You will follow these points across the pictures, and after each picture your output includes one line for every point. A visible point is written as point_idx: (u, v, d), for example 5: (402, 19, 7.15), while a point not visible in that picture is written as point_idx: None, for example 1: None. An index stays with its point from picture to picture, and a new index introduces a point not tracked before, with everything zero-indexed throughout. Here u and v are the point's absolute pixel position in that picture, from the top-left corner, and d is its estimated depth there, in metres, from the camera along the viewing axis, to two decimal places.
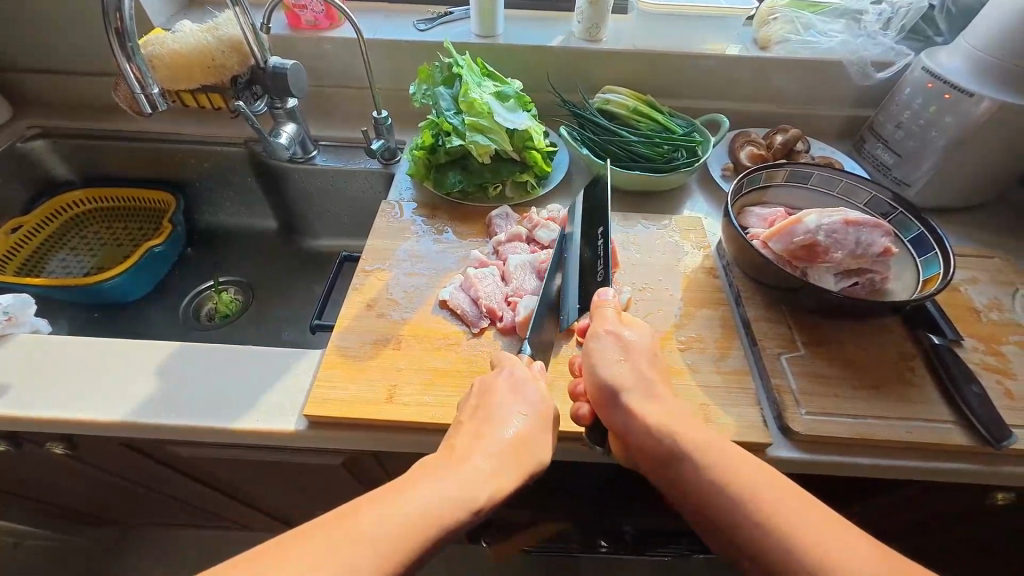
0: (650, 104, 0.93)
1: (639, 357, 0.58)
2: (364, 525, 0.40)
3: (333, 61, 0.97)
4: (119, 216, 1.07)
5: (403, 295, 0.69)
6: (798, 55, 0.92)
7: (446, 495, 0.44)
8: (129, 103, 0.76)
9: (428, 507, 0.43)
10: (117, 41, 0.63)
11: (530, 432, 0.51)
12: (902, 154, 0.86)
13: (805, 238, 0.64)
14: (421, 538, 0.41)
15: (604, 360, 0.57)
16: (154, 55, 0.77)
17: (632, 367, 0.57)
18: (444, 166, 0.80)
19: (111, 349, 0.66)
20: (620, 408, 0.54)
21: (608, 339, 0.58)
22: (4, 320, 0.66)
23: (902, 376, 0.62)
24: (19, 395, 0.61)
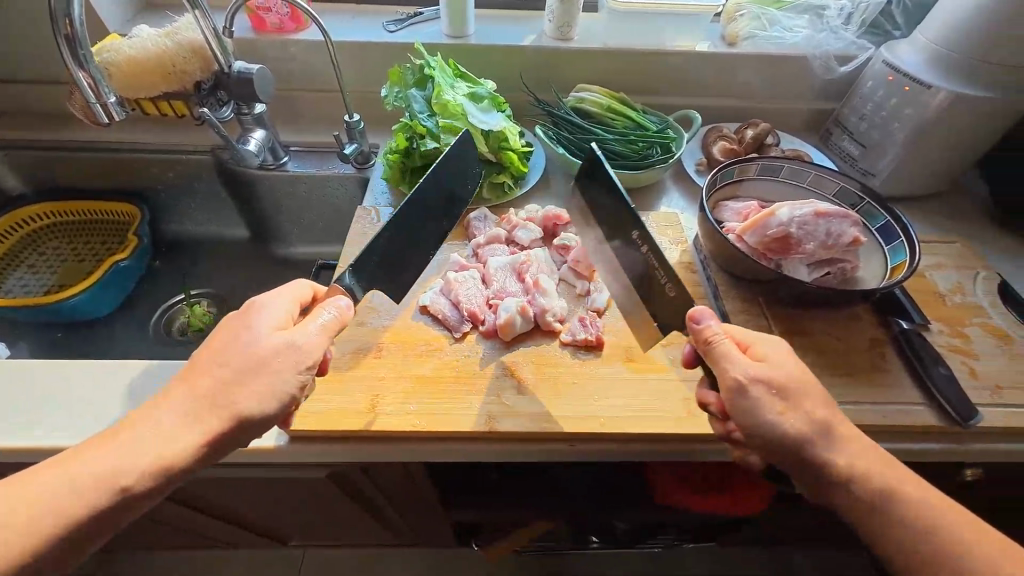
0: (623, 102, 0.94)
1: (800, 397, 0.49)
2: (35, 490, 0.43)
3: (301, 65, 0.95)
4: (82, 230, 1.02)
5: (383, 301, 0.67)
6: (765, 50, 0.94)
7: (133, 458, 0.44)
8: (85, 112, 0.73)
9: (97, 477, 0.43)
10: (68, 47, 0.60)
11: (249, 385, 0.48)
12: (867, 146, 0.89)
13: (777, 231, 0.65)
14: (93, 503, 0.43)
15: (769, 410, 0.48)
16: (110, 62, 0.74)
17: (801, 414, 0.48)
18: (419, 169, 0.79)
19: (75, 371, 0.63)
20: (804, 462, 0.48)
21: (756, 384, 0.48)
22: None
23: (874, 362, 0.63)
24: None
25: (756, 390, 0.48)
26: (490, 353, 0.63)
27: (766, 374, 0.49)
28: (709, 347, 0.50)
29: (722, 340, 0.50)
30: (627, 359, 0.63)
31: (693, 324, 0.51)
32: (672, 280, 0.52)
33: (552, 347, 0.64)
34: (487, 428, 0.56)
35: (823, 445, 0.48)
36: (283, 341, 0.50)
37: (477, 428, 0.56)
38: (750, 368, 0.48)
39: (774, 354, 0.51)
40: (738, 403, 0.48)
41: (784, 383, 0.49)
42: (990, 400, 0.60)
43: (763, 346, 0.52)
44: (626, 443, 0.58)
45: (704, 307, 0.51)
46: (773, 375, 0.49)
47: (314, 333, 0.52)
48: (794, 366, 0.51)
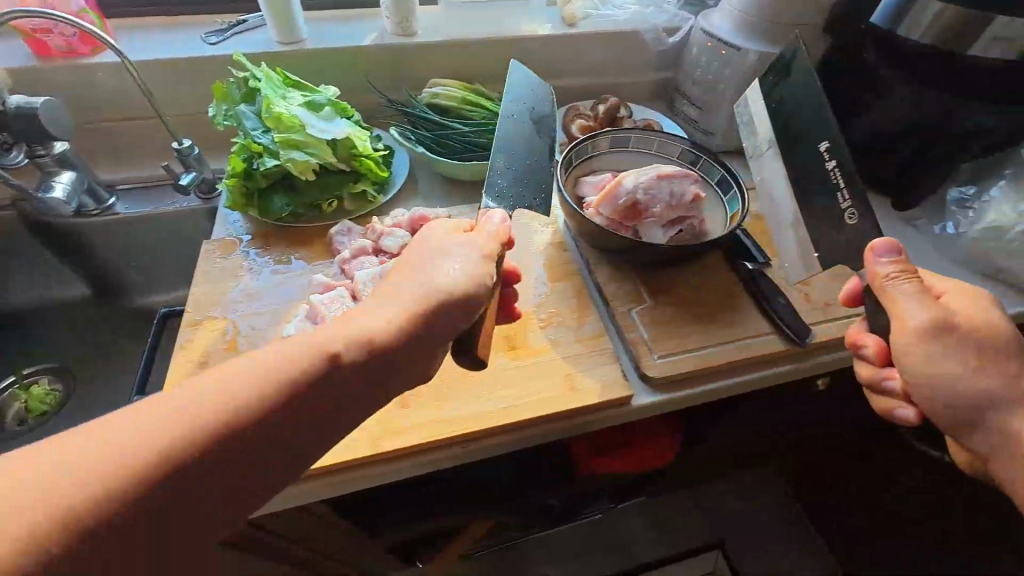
0: (477, 93, 0.93)
1: (990, 353, 0.51)
2: (132, 427, 0.35)
3: (109, 91, 0.83)
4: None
5: (243, 340, 0.62)
6: (602, 28, 0.98)
7: (250, 383, 0.38)
8: None
9: (214, 407, 0.37)
10: None
11: (433, 282, 0.47)
12: (703, 108, 0.97)
13: (627, 199, 0.69)
14: (210, 436, 0.36)
15: (934, 363, 0.51)
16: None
17: (993, 372, 0.51)
18: (266, 191, 0.73)
19: None
20: (970, 413, 0.52)
21: (937, 336, 0.50)
22: None
23: (730, 304, 0.70)
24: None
25: (917, 341, 0.51)
26: None
27: (925, 322, 0.50)
28: (884, 288, 0.53)
29: (894, 281, 0.52)
30: (509, 348, 0.63)
31: (872, 257, 0.53)
32: (858, 203, 0.57)
33: None
34: (375, 451, 0.54)
35: (1005, 402, 0.51)
36: (463, 242, 0.51)
37: (364, 454, 0.54)
38: (926, 316, 0.50)
39: (961, 300, 0.54)
40: (905, 351, 0.51)
41: (968, 336, 0.51)
42: (824, 317, 0.69)
43: (954, 295, 0.55)
44: (518, 431, 0.59)
45: (886, 242, 0.53)
46: (964, 327, 0.51)
47: (489, 238, 0.52)
48: (983, 315, 0.53)
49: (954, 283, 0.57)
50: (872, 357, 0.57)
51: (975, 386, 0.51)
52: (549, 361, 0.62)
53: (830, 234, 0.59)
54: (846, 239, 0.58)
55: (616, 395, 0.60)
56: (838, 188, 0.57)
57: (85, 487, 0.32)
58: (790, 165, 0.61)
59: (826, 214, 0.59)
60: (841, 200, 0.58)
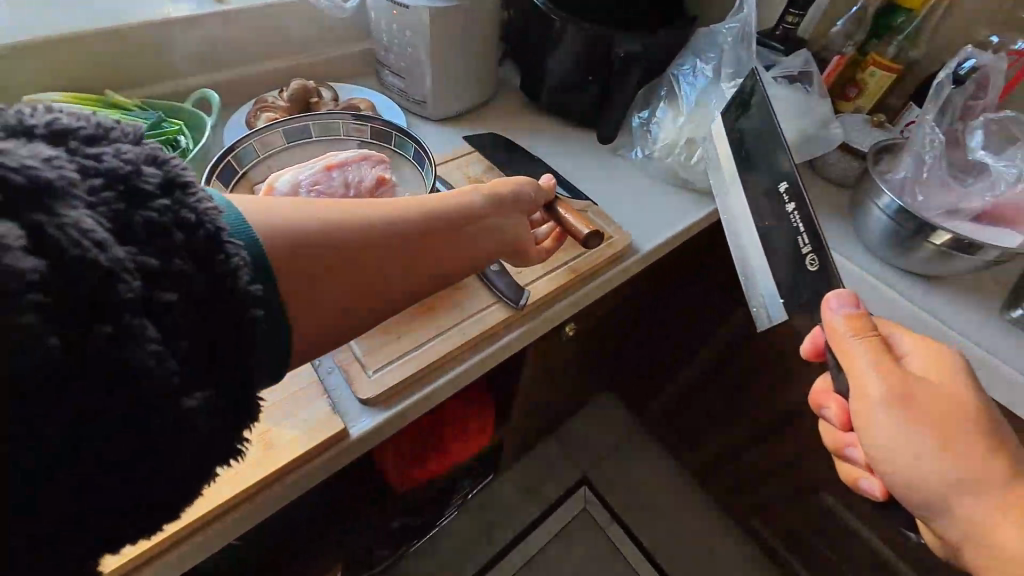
0: (103, 104, 0.72)
1: (957, 429, 0.45)
2: (273, 214, 0.36)
3: None
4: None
5: None
6: (260, 1, 0.83)
7: (333, 215, 0.39)
8: None
9: (272, 215, 0.36)
10: None
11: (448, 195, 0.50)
12: (406, 77, 0.89)
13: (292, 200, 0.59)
14: (269, 243, 0.35)
15: (891, 442, 0.45)
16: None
17: (965, 453, 0.44)
18: None
19: None
20: (933, 499, 0.45)
21: (894, 409, 0.45)
22: None
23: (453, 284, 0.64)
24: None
25: (883, 428, 0.45)
26: None
27: (886, 403, 0.45)
28: (843, 351, 0.48)
29: (849, 340, 0.48)
30: None
31: (827, 312, 0.49)
32: (819, 250, 0.52)
33: None
34: None
35: (971, 486, 0.43)
36: (513, 181, 0.59)
37: None
38: (885, 386, 0.45)
39: (931, 366, 0.48)
40: (857, 417, 0.47)
41: (927, 404, 0.45)
42: (543, 271, 0.68)
43: (921, 357, 0.49)
44: (200, 531, 0.46)
45: (840, 294, 0.49)
46: (923, 392, 0.46)
47: (521, 182, 0.61)
48: (952, 382, 0.47)
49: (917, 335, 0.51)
50: (834, 420, 0.54)
51: (939, 468, 0.44)
52: None
53: (796, 284, 0.54)
54: (813, 285, 0.53)
55: (321, 439, 0.51)
56: (797, 232, 0.54)
57: (245, 208, 0.35)
58: (754, 207, 0.59)
59: (795, 263, 0.55)
60: (802, 245, 0.53)
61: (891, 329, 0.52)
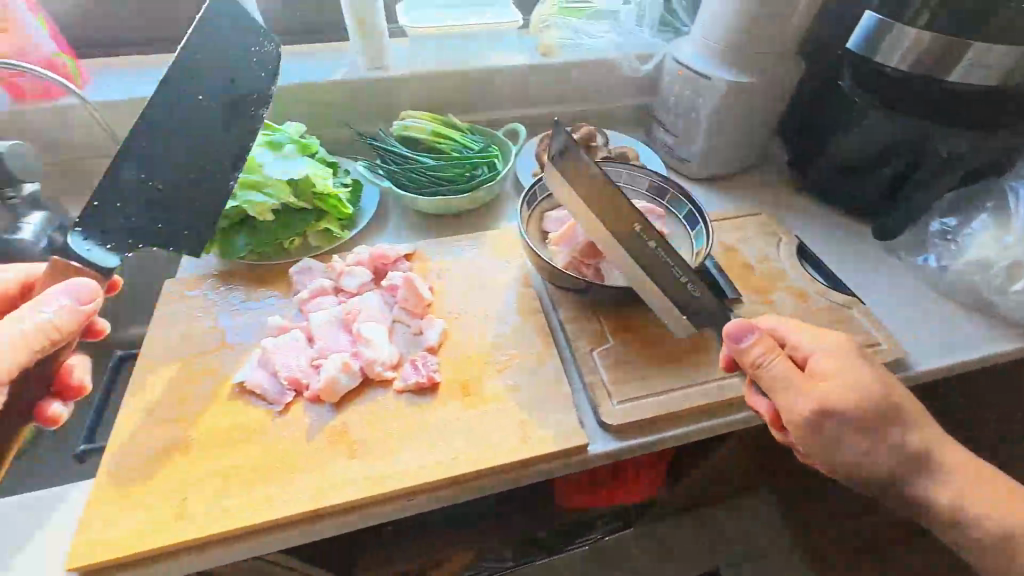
0: (448, 125, 0.93)
1: (907, 400, 0.54)
2: None
3: (82, 133, 0.85)
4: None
5: (193, 387, 0.61)
6: (576, 57, 0.98)
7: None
8: None
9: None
10: None
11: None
12: (678, 136, 0.95)
13: (584, 238, 0.68)
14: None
15: (862, 435, 0.53)
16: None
17: (916, 426, 0.54)
18: (227, 230, 0.73)
19: None
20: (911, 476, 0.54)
21: (848, 408, 0.52)
22: None
23: (701, 343, 0.67)
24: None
25: (827, 419, 0.52)
26: (313, 420, 0.58)
27: (817, 391, 0.52)
28: (756, 370, 0.55)
29: (763, 362, 0.54)
30: (464, 394, 0.61)
31: (733, 340, 0.55)
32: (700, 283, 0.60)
33: (382, 398, 0.60)
34: (314, 506, 0.52)
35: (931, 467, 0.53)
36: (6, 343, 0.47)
37: (299, 510, 0.52)
38: (809, 397, 0.52)
39: (842, 358, 0.54)
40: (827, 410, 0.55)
41: (837, 404, 0.52)
42: None
43: (820, 358, 0.54)
44: (466, 483, 0.56)
45: (737, 324, 0.55)
46: (827, 399, 0.52)
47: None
48: (873, 369, 0.54)
49: (808, 330, 0.57)
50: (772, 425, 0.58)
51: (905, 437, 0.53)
52: (503, 408, 0.60)
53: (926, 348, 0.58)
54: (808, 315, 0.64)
55: (570, 444, 0.57)
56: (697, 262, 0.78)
57: None
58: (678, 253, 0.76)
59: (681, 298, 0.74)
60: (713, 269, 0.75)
61: (799, 337, 0.56)
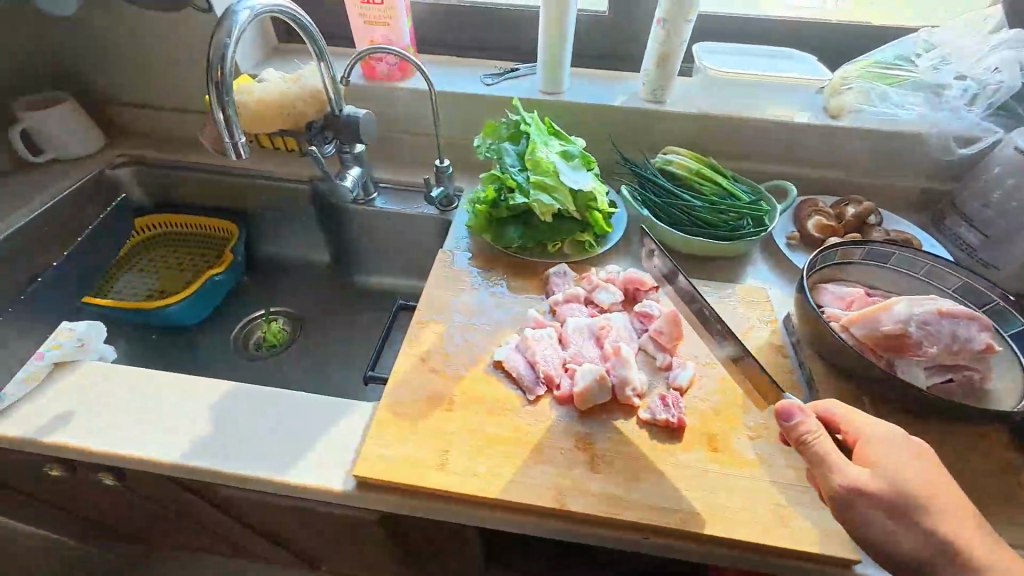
0: (713, 168, 0.91)
1: (920, 516, 0.46)
2: None
3: (400, 110, 1.01)
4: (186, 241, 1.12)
5: (456, 349, 0.68)
6: (873, 126, 0.90)
7: None
8: (215, 142, 0.88)
9: None
10: (216, 92, 0.60)
11: None
12: (990, 236, 0.81)
13: (893, 328, 0.59)
14: None
15: (883, 531, 0.46)
16: (242, 102, 0.83)
17: (929, 539, 0.46)
18: (505, 220, 0.80)
19: (154, 381, 0.65)
20: None
21: (864, 498, 0.46)
22: (78, 345, 0.67)
23: (1003, 489, 0.56)
24: (78, 428, 0.60)
25: (863, 500, 0.46)
26: (561, 421, 0.60)
27: (854, 475, 0.47)
28: (805, 447, 0.48)
29: (816, 441, 0.48)
30: (712, 449, 0.58)
31: (781, 419, 0.49)
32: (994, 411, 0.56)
33: (628, 423, 0.60)
34: (558, 505, 0.53)
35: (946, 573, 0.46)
36: None
37: (545, 503, 0.53)
38: (849, 478, 0.47)
39: (889, 446, 0.49)
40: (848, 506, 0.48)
41: (891, 495, 0.46)
42: None
43: (868, 444, 0.49)
44: (706, 544, 0.52)
45: (787, 403, 0.49)
46: (877, 492, 0.46)
47: None
48: (926, 469, 0.49)
49: (870, 419, 0.51)
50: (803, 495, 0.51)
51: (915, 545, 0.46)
52: (755, 480, 0.55)
53: None
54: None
55: (837, 552, 0.50)
56: None
57: None
58: None
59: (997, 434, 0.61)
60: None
61: (852, 423, 0.51)
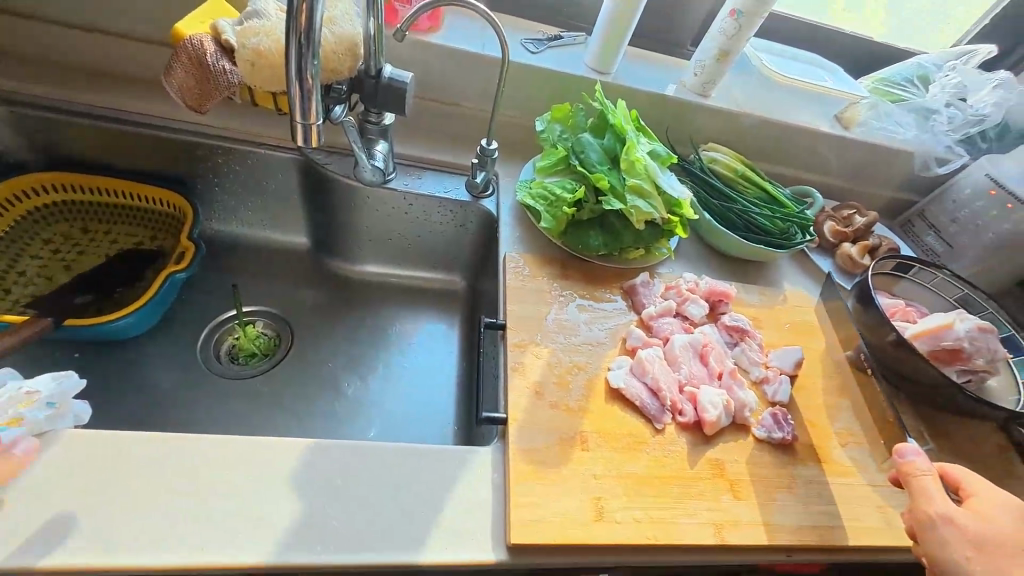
0: (753, 170, 0.93)
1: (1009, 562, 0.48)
2: None
3: (425, 70, 0.84)
4: (112, 220, 0.83)
5: (569, 374, 0.61)
6: (874, 140, 1.00)
7: None
8: (187, 92, 0.62)
9: None
10: (296, 48, 0.42)
11: None
12: (953, 246, 0.98)
13: (953, 343, 0.67)
14: None
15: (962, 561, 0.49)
16: (260, 48, 0.59)
17: None
18: (584, 223, 0.72)
19: (193, 448, 0.48)
20: None
21: (948, 526, 0.51)
22: (52, 411, 0.48)
23: (1006, 467, 0.70)
24: (91, 537, 0.42)
25: (952, 530, 0.51)
26: (692, 448, 0.59)
27: (947, 507, 0.52)
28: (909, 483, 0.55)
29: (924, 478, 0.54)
30: (819, 460, 0.63)
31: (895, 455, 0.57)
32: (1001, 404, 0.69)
33: (748, 444, 0.61)
34: (719, 540, 0.53)
35: None
36: None
37: (710, 540, 0.52)
38: (947, 509, 0.52)
39: (997, 505, 0.52)
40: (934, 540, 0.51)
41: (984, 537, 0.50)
42: None
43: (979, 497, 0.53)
44: (835, 552, 0.57)
45: (907, 443, 0.57)
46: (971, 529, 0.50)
47: None
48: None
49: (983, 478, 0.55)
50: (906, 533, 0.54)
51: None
52: (859, 485, 0.62)
53: None
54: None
55: None
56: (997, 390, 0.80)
57: None
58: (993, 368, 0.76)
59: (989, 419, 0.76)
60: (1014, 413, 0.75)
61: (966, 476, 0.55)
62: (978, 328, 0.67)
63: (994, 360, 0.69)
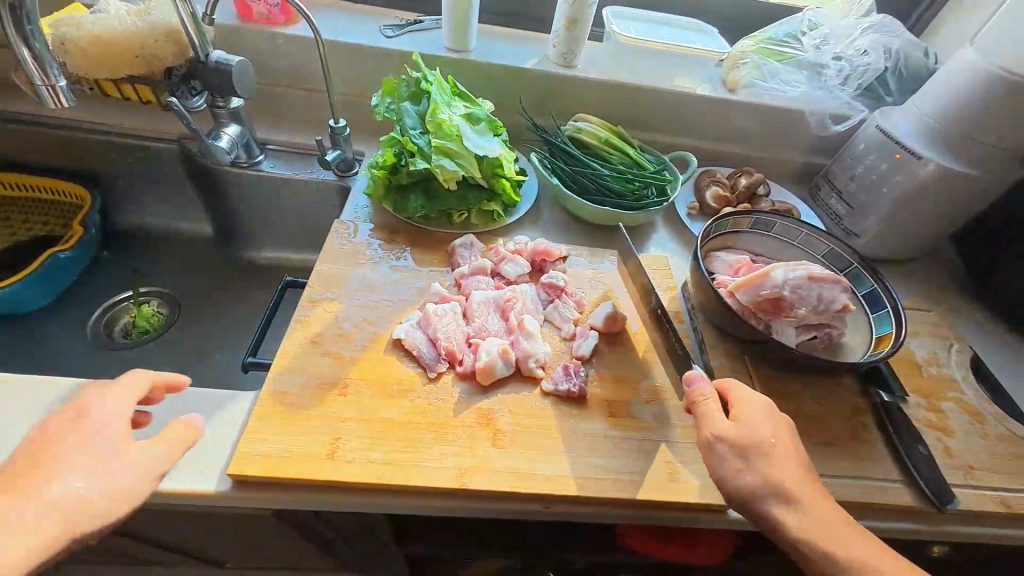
0: (621, 136, 0.91)
1: (766, 459, 0.48)
2: None
3: (288, 61, 0.90)
4: (33, 211, 0.93)
5: (354, 327, 0.63)
6: (763, 100, 0.95)
7: None
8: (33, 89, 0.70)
9: None
10: (9, 17, 0.49)
11: None
12: (854, 206, 0.90)
13: (771, 292, 0.64)
14: None
15: (725, 468, 0.48)
16: (69, 36, 0.68)
17: (763, 475, 0.47)
18: (405, 187, 0.74)
19: None
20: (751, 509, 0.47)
21: (720, 439, 0.49)
22: None
23: (854, 432, 0.63)
24: None
25: (722, 440, 0.49)
26: (464, 396, 0.58)
27: (720, 421, 0.50)
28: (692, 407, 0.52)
29: (702, 397, 0.52)
30: (611, 414, 0.60)
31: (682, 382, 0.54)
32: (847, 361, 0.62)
33: (530, 396, 0.60)
34: (457, 484, 0.52)
35: (775, 505, 0.47)
36: None
37: (447, 484, 0.51)
38: (718, 424, 0.49)
39: (760, 412, 0.51)
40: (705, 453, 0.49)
41: (748, 443, 0.48)
42: (963, 480, 0.61)
43: (750, 407, 0.51)
44: (605, 507, 0.54)
45: (692, 370, 0.54)
46: (737, 436, 0.49)
47: None
48: (786, 433, 0.51)
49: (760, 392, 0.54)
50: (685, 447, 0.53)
51: (748, 482, 0.47)
52: (650, 440, 0.58)
53: None
54: (879, 415, 0.64)
55: (715, 501, 0.55)
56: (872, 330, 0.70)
57: None
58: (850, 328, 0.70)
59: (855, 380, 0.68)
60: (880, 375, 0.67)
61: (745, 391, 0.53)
62: (799, 275, 0.63)
63: (826, 309, 0.64)
